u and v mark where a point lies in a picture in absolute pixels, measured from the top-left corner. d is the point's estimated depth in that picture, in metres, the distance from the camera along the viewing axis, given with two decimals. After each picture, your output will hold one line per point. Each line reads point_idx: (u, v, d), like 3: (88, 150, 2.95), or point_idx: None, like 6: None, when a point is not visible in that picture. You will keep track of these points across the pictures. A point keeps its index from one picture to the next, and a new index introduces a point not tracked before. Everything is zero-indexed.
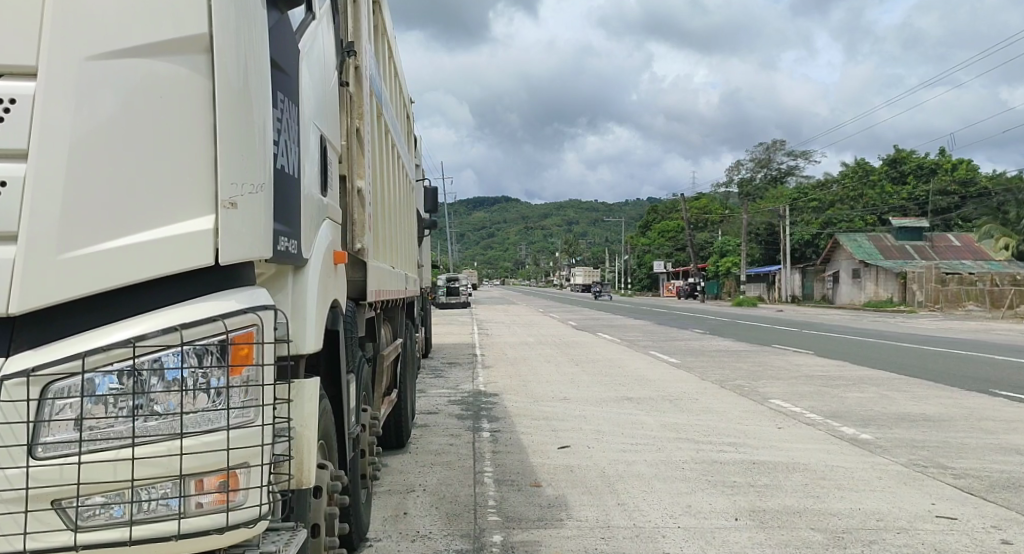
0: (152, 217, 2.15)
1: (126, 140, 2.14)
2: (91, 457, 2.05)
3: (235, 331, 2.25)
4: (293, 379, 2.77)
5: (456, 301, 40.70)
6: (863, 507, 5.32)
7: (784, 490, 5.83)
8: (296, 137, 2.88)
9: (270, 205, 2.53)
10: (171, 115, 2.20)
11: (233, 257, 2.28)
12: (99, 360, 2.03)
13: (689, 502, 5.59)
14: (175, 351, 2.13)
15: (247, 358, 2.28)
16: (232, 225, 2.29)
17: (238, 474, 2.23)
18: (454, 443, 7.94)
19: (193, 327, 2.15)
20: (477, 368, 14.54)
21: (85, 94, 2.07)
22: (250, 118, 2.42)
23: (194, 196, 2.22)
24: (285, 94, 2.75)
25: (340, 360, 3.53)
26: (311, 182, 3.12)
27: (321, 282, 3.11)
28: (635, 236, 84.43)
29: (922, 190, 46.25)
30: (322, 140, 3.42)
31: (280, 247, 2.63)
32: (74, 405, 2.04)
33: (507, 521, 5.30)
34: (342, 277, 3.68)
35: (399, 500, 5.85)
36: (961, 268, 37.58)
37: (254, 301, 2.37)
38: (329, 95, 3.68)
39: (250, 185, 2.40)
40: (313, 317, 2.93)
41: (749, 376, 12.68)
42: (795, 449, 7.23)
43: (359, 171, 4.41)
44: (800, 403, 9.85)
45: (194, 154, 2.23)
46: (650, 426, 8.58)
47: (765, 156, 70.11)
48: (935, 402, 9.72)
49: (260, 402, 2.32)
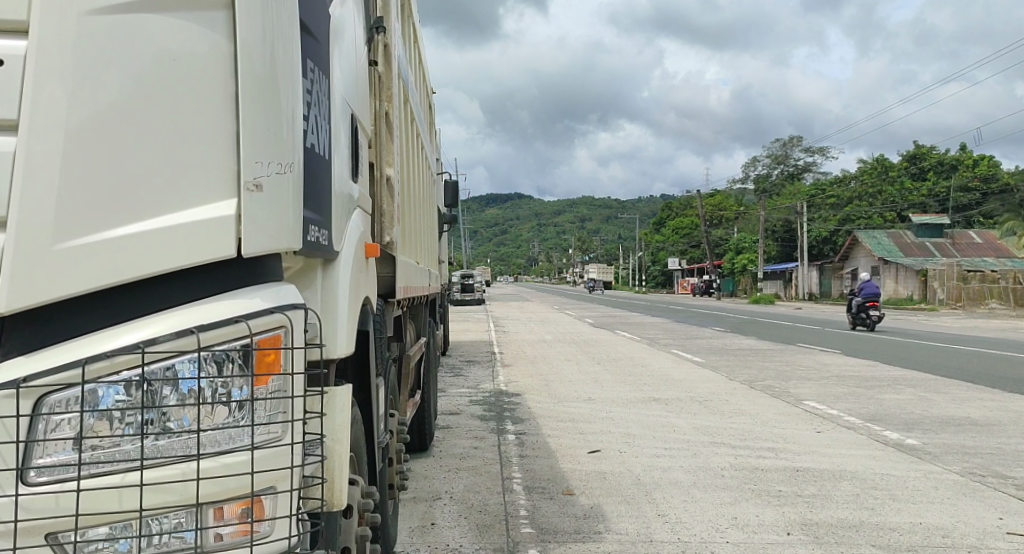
0: (167, 200, 1.84)
1: (134, 115, 1.81)
2: (92, 483, 1.72)
3: (260, 335, 1.93)
4: (324, 387, 2.44)
5: (471, 297, 40.49)
6: (925, 521, 4.97)
7: (834, 501, 5.47)
8: (327, 113, 2.53)
9: (300, 189, 2.19)
10: (187, 86, 1.89)
11: (257, 248, 1.95)
12: (101, 369, 1.71)
13: (735, 514, 5.25)
14: (191, 358, 1.81)
15: (273, 366, 1.97)
16: (258, 211, 1.96)
17: (264, 500, 1.92)
18: (479, 446, 7.60)
19: (211, 330, 1.83)
20: (496, 366, 14.21)
21: (89, 64, 1.75)
22: (276, 87, 2.08)
23: (215, 175, 1.91)
24: (314, 63, 2.40)
25: (370, 364, 3.21)
26: (340, 169, 2.77)
27: (353, 279, 2.77)
28: (649, 233, 83.82)
29: (943, 186, 45.22)
30: (352, 119, 3.07)
31: (309, 237, 2.28)
32: (73, 420, 1.72)
33: (542, 533, 4.97)
34: (373, 273, 3.33)
35: (425, 509, 5.54)
36: (984, 266, 36.75)
37: (282, 300, 2.03)
38: (359, 72, 3.35)
39: (278, 164, 2.07)
40: (344, 316, 2.61)
41: (779, 376, 12.24)
42: (839, 455, 6.86)
43: (388, 157, 4.07)
44: (837, 405, 9.46)
45: (213, 132, 1.91)
46: (683, 429, 8.20)
47: (782, 152, 68.88)
48: (979, 405, 9.30)
49: (287, 417, 2.01)
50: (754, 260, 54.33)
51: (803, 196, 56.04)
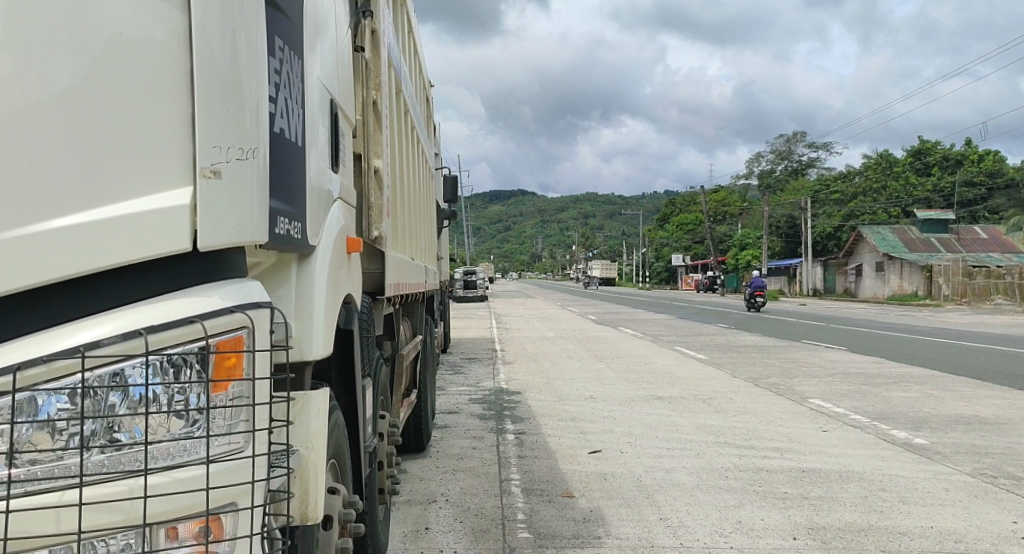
0: (115, 187, 1.65)
1: (80, 102, 1.60)
2: (24, 503, 1.53)
3: (218, 337, 1.76)
4: (295, 393, 2.29)
5: (473, 293, 40.19)
6: (936, 525, 4.80)
7: (842, 503, 5.30)
8: (299, 96, 2.35)
9: (265, 177, 2.01)
10: (140, 67, 1.69)
11: (215, 242, 1.78)
12: (36, 374, 1.53)
13: (739, 517, 5.08)
14: (140, 363, 1.63)
15: (234, 371, 1.81)
16: (216, 201, 1.79)
17: (223, 518, 1.75)
18: (477, 446, 7.43)
19: (163, 331, 1.65)
20: (497, 364, 14.06)
21: (32, 45, 1.54)
22: (235, 65, 1.90)
23: (168, 162, 1.72)
24: (284, 40, 2.21)
25: (355, 366, 3.04)
26: (316, 157, 2.59)
27: (332, 275, 2.60)
28: (654, 229, 83.54)
29: (948, 180, 44.19)
30: (333, 104, 2.89)
31: (277, 230, 2.10)
32: (4, 432, 1.51)
33: (539, 539, 4.80)
34: (358, 269, 3.15)
35: (419, 513, 5.37)
36: (989, 262, 36.42)
37: (244, 298, 1.87)
38: (341, 57, 3.16)
39: (240, 148, 1.89)
40: (320, 315, 2.43)
41: (784, 374, 12.05)
42: (846, 455, 6.69)
43: (376, 149, 3.89)
44: (843, 403, 9.29)
45: (169, 116, 1.73)
46: (686, 429, 8.03)
47: (785, 147, 68.42)
48: (988, 403, 9.09)
49: (250, 426, 1.84)
50: (757, 256, 54.12)
51: (807, 192, 55.67)
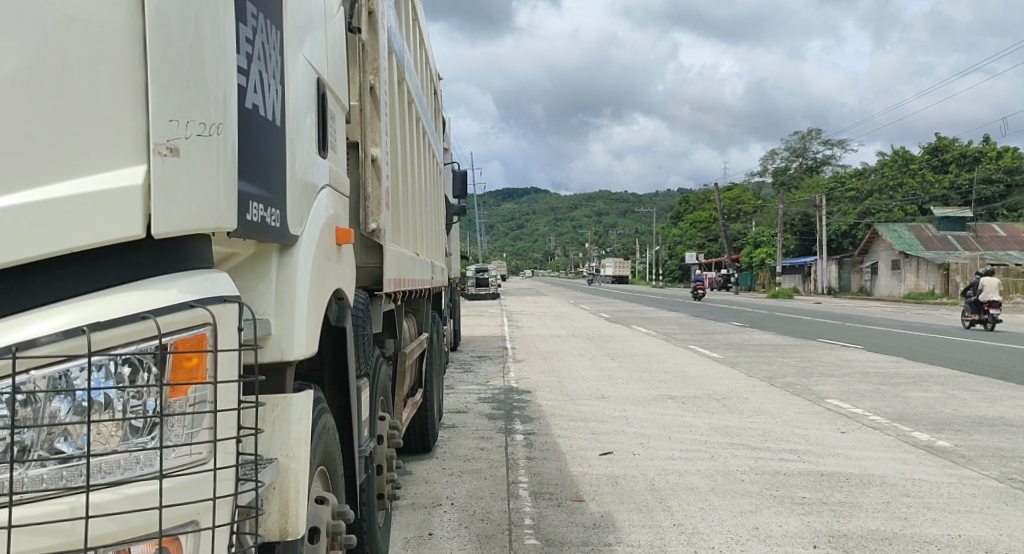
0: (58, 168, 1.45)
1: (23, 78, 1.41)
2: None
3: (176, 336, 1.57)
4: (274, 398, 2.12)
5: (486, 293, 39.89)
6: (965, 534, 4.57)
7: (863, 509, 5.07)
8: (277, 70, 2.16)
9: (232, 157, 1.82)
10: (92, 37, 1.49)
11: (172, 226, 1.58)
12: None
13: (755, 523, 4.86)
14: (82, 364, 1.44)
15: (195, 374, 1.62)
16: (173, 181, 1.60)
17: (180, 539, 1.57)
18: (484, 447, 7.23)
19: (110, 329, 1.46)
20: (507, 362, 13.85)
21: None
22: (197, 32, 1.69)
23: (120, 139, 1.52)
24: (258, 8, 2.02)
25: (349, 365, 2.84)
26: (302, 139, 2.40)
27: (317, 266, 2.41)
28: (667, 228, 83.11)
29: (966, 177, 43.68)
30: (322, 84, 2.70)
31: (250, 217, 1.91)
32: None
33: (548, 545, 4.59)
34: (350, 262, 2.95)
35: (423, 517, 5.18)
36: (1008, 260, 35.91)
37: (207, 292, 1.68)
38: (334, 36, 2.97)
39: (202, 123, 1.69)
40: (302, 311, 2.24)
41: (801, 373, 11.76)
42: (865, 458, 6.46)
43: (373, 137, 3.70)
44: (862, 403, 9.02)
45: (123, 89, 1.53)
46: (700, 430, 7.79)
47: (801, 145, 67.80)
48: (1012, 404, 8.80)
49: (213, 436, 1.67)
50: (772, 254, 53.61)
51: (823, 190, 54.94)
